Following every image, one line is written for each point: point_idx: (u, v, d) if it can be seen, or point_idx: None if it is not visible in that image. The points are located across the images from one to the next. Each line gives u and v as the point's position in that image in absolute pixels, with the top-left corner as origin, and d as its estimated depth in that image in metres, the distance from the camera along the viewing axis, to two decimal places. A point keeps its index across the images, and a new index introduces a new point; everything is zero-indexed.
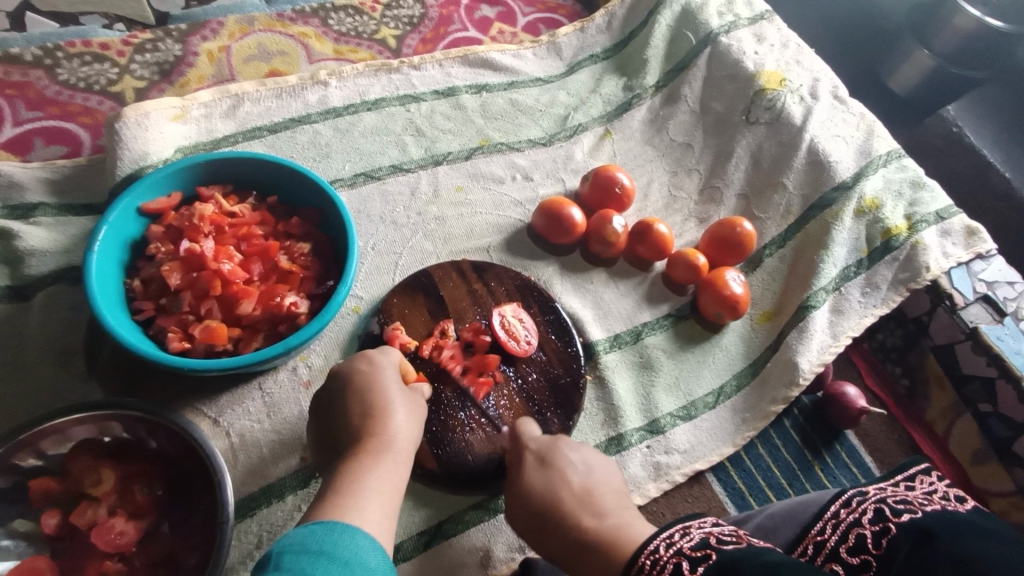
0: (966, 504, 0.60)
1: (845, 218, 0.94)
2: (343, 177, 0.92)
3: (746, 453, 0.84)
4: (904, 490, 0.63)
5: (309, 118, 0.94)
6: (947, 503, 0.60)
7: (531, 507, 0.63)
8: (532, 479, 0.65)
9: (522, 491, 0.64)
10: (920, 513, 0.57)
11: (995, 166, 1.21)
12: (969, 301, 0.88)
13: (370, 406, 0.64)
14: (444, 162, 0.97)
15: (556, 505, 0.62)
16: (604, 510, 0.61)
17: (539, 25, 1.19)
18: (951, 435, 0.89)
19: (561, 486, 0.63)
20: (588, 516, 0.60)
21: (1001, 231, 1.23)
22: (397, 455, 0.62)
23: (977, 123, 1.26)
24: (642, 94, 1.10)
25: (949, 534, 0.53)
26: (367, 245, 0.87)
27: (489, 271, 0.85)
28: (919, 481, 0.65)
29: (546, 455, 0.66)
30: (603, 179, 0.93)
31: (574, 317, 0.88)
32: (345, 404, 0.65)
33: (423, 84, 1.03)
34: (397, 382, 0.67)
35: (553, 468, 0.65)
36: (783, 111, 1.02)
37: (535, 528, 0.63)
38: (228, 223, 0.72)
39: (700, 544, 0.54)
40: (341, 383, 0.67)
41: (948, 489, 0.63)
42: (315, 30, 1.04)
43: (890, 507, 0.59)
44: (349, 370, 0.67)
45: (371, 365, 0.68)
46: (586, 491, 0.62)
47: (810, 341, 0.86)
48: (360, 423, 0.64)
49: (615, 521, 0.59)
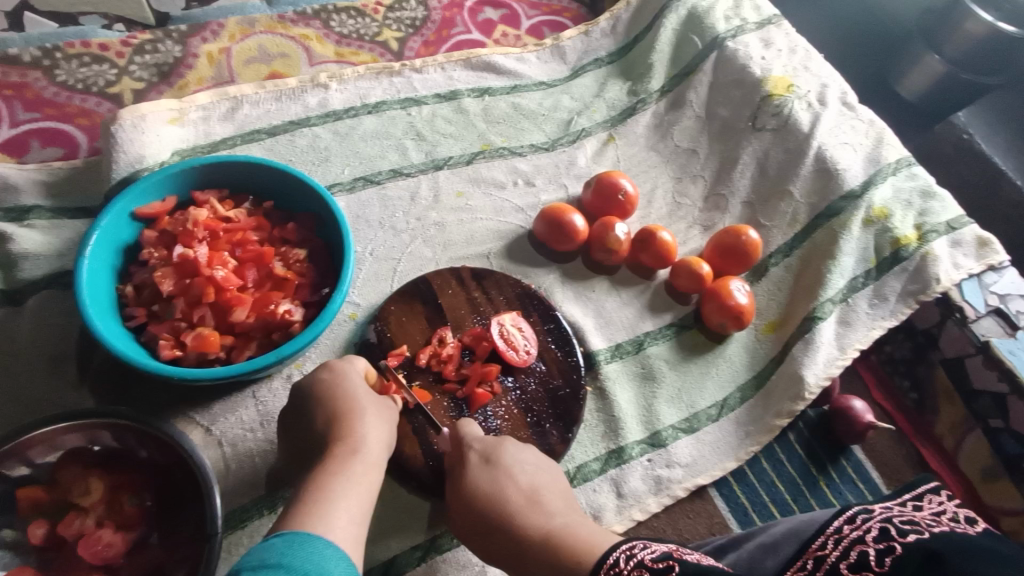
0: (977, 526, 0.57)
1: (853, 227, 0.92)
2: (342, 181, 0.90)
3: (749, 467, 0.82)
4: (911, 510, 0.60)
5: (309, 121, 0.93)
6: (956, 526, 0.57)
7: (476, 508, 0.63)
8: (477, 478, 0.64)
9: (467, 491, 0.64)
10: (927, 534, 0.54)
11: (1007, 175, 1.19)
12: (980, 314, 0.86)
13: (334, 411, 0.64)
14: (445, 167, 0.96)
15: (504, 507, 0.62)
16: (552, 512, 0.61)
17: (543, 28, 1.18)
18: (960, 451, 0.87)
19: (508, 486, 0.63)
20: (535, 515, 0.61)
21: (1012, 240, 1.21)
22: (368, 458, 0.61)
23: (988, 130, 1.24)
24: (647, 99, 1.08)
25: (959, 556, 0.50)
26: (365, 251, 0.86)
27: (489, 279, 0.84)
28: (927, 501, 0.62)
29: (492, 454, 0.66)
30: (607, 185, 0.92)
31: (575, 326, 0.86)
32: (309, 412, 0.64)
33: (425, 87, 1.02)
34: (362, 387, 0.67)
35: (500, 467, 0.65)
36: (790, 117, 1.00)
37: (479, 530, 0.62)
38: (223, 228, 0.71)
39: (662, 556, 0.51)
40: (303, 391, 0.66)
41: (959, 510, 0.60)
42: (316, 33, 1.03)
43: (896, 526, 0.56)
44: (310, 378, 0.66)
45: (333, 372, 0.66)
46: (533, 492, 0.63)
47: (817, 353, 0.84)
48: (325, 429, 0.63)
49: (563, 522, 0.59)
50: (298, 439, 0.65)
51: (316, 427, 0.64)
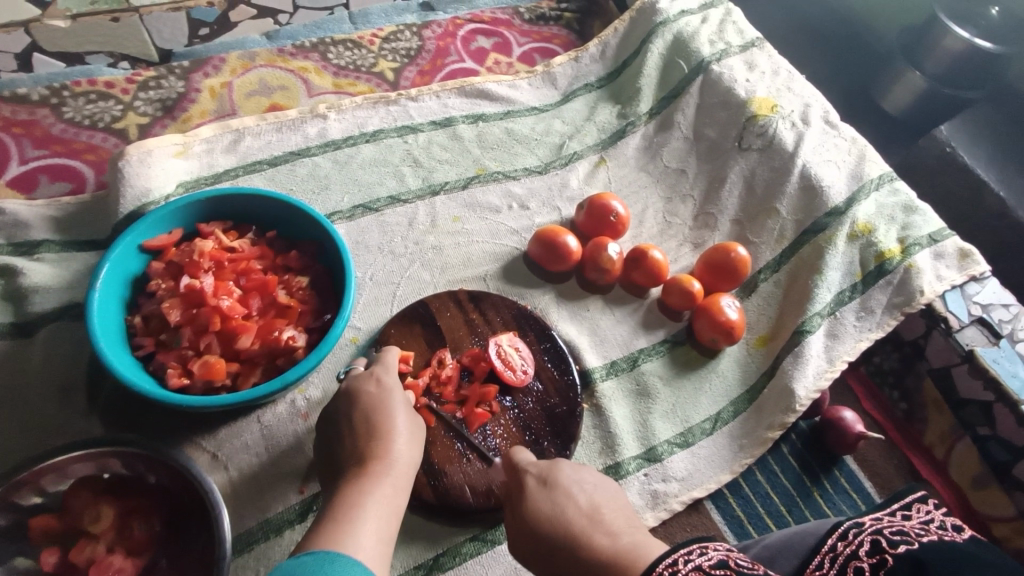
0: (962, 534, 0.59)
1: (838, 242, 0.94)
2: (341, 209, 0.93)
3: (744, 479, 0.84)
4: (899, 520, 0.62)
5: (309, 151, 0.97)
6: (943, 534, 0.59)
7: (541, 532, 0.62)
8: (539, 502, 0.64)
9: (528, 516, 0.63)
10: (917, 545, 0.56)
11: (990, 186, 1.22)
12: (964, 324, 0.89)
13: (373, 429, 0.66)
14: (441, 193, 0.98)
15: (563, 528, 0.60)
16: (616, 530, 0.59)
17: (534, 55, 1.21)
18: (951, 460, 0.90)
19: (568, 505, 0.63)
20: (600, 537, 0.59)
21: (1001, 250, 1.23)
22: (398, 477, 0.63)
23: (971, 142, 1.27)
24: (636, 122, 1.11)
25: (946, 564, 0.52)
26: (365, 276, 0.88)
27: (486, 301, 0.86)
28: (915, 510, 0.64)
29: (548, 477, 0.66)
30: (598, 207, 0.95)
31: (570, 344, 0.88)
32: (350, 426, 0.67)
33: (421, 115, 1.06)
34: (403, 403, 0.69)
35: (558, 489, 0.64)
36: (775, 137, 1.03)
37: (546, 552, 0.61)
38: (228, 258, 0.73)
39: (720, 564, 0.52)
40: (346, 406, 0.69)
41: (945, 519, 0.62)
42: (314, 65, 1.07)
43: (887, 538, 0.58)
44: (356, 392, 0.69)
45: (377, 389, 0.69)
46: (594, 511, 0.62)
47: (806, 366, 0.86)
48: (364, 446, 0.65)
49: (627, 541, 0.58)
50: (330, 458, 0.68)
51: (340, 449, 0.67)
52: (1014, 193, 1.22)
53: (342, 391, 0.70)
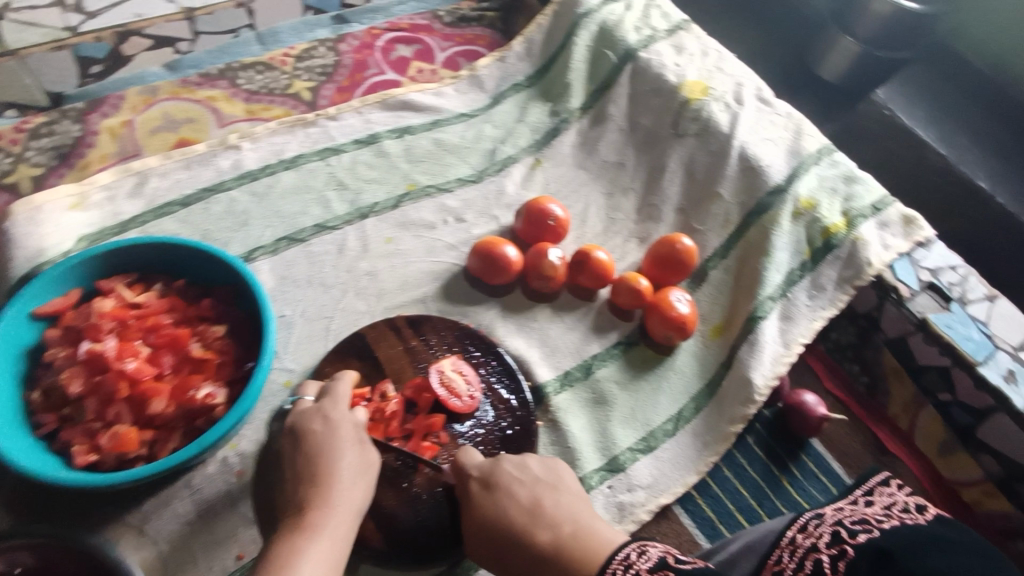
0: (927, 515, 0.56)
1: (782, 222, 0.92)
2: (264, 244, 0.87)
3: (712, 477, 0.81)
4: (862, 507, 0.59)
5: (223, 186, 0.91)
6: (906, 517, 0.56)
7: (484, 534, 0.66)
8: (481, 505, 0.67)
9: (471, 518, 0.67)
10: (877, 532, 0.53)
11: (931, 146, 1.22)
12: (915, 291, 0.87)
13: (312, 472, 0.63)
14: (371, 215, 0.93)
15: (508, 525, 0.64)
16: (560, 520, 0.63)
17: (458, 59, 1.16)
18: (916, 429, 0.89)
19: (511, 505, 0.66)
20: (544, 531, 0.63)
21: (950, 207, 1.22)
22: (336, 522, 0.60)
23: (909, 106, 1.27)
24: (569, 118, 1.07)
25: (905, 552, 0.49)
26: (295, 313, 0.83)
27: (426, 324, 0.82)
28: (878, 493, 0.61)
29: (489, 479, 0.68)
30: (535, 212, 0.91)
31: (520, 359, 0.85)
32: (294, 469, 0.63)
33: (343, 134, 1.00)
34: (353, 441, 0.65)
35: (501, 489, 0.67)
36: (710, 120, 1.00)
37: (493, 550, 0.65)
38: (133, 315, 0.67)
39: (656, 566, 0.54)
40: (292, 444, 0.65)
41: (909, 500, 0.59)
42: (224, 93, 1.01)
43: (847, 528, 0.55)
44: (304, 430, 0.65)
45: (324, 427, 0.65)
46: (536, 506, 0.65)
47: (762, 354, 0.83)
48: (304, 492, 0.62)
49: (572, 530, 0.62)
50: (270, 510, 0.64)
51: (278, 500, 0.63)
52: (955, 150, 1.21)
53: (289, 427, 0.67)
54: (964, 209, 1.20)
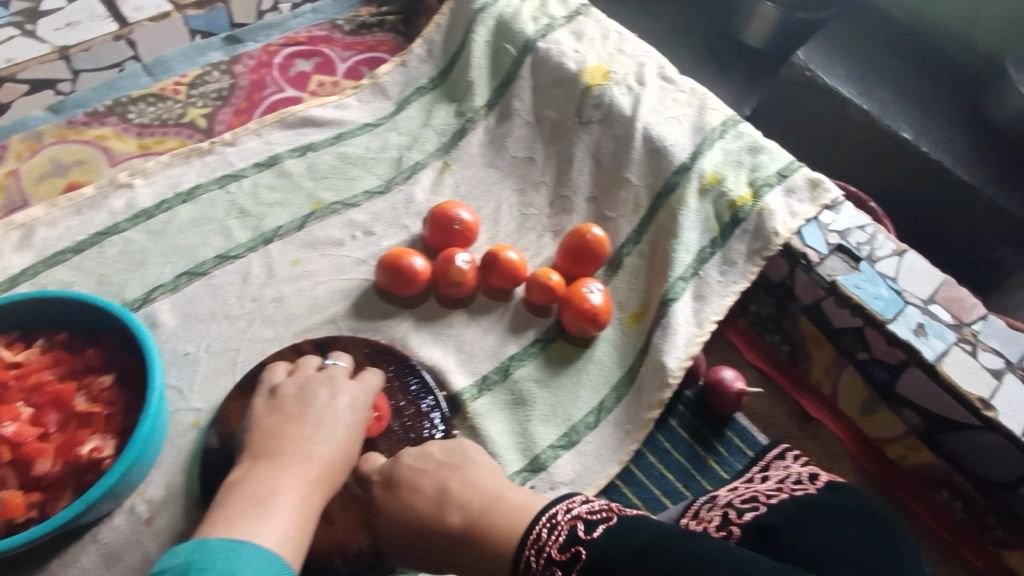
0: (819, 483, 0.59)
1: (689, 200, 0.92)
2: (163, 282, 0.85)
3: (636, 465, 0.82)
4: (757, 484, 0.63)
5: (117, 227, 0.88)
6: (797, 488, 0.59)
7: (400, 528, 0.64)
8: (389, 504, 0.65)
9: (382, 519, 0.65)
10: (762, 509, 0.57)
11: (854, 104, 1.19)
12: (824, 255, 0.86)
13: (305, 426, 0.63)
14: (275, 239, 0.91)
15: (417, 516, 0.62)
16: (468, 497, 0.61)
17: (361, 68, 1.14)
18: (839, 392, 0.91)
19: (415, 498, 0.64)
20: (452, 512, 0.61)
21: (881, 160, 1.20)
22: (315, 479, 0.60)
23: (829, 65, 1.24)
24: (474, 117, 1.06)
25: (786, 527, 0.52)
26: (199, 349, 0.81)
27: (335, 345, 0.80)
28: (774, 468, 0.66)
29: (392, 479, 0.66)
30: (440, 218, 0.90)
31: (436, 369, 0.84)
32: (296, 418, 0.64)
33: (242, 159, 0.98)
34: (353, 421, 0.66)
35: (404, 485, 0.65)
36: (612, 105, 0.99)
37: (410, 541, 0.63)
38: (12, 376, 0.65)
39: (567, 543, 0.51)
40: (310, 399, 0.66)
41: (801, 472, 0.63)
42: (114, 130, 0.98)
43: (735, 509, 0.59)
44: (320, 391, 0.67)
45: (330, 392, 0.67)
46: (441, 491, 0.62)
47: (675, 336, 0.83)
48: (297, 443, 0.62)
49: (479, 507, 0.59)
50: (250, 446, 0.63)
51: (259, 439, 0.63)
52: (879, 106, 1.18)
53: (309, 382, 0.68)
54: (890, 161, 1.19)
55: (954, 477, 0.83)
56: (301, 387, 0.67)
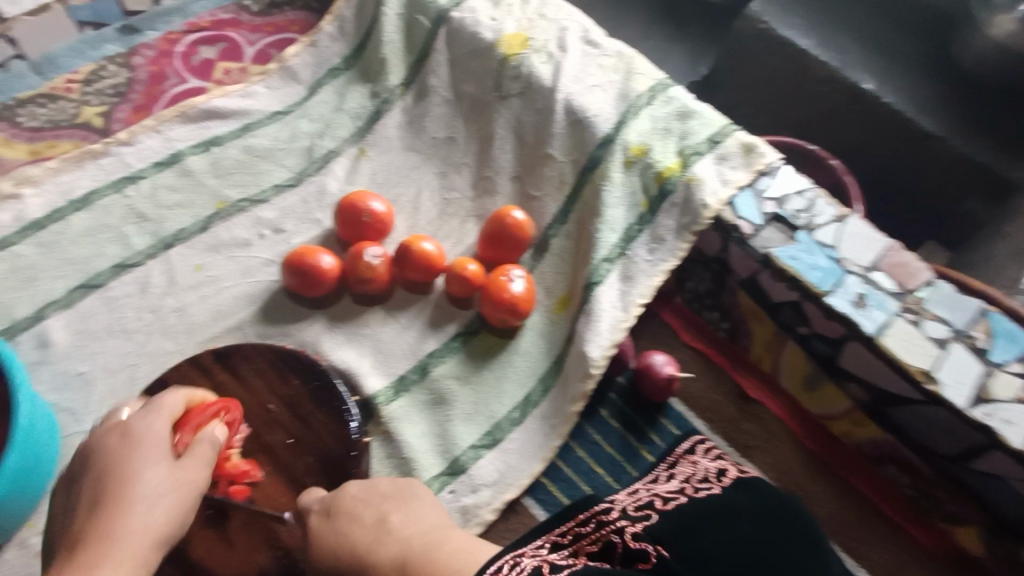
0: (724, 481, 0.59)
1: (613, 175, 0.86)
2: (55, 298, 0.80)
3: (563, 461, 0.78)
4: (661, 484, 0.62)
5: (5, 242, 0.83)
6: (701, 489, 0.59)
7: (331, 571, 0.55)
8: (323, 542, 0.57)
9: (317, 562, 0.57)
10: (657, 516, 0.56)
11: (810, 54, 1.10)
12: (758, 226, 0.81)
13: (105, 497, 0.56)
14: (176, 243, 0.86)
15: (350, 554, 0.55)
16: (406, 529, 0.53)
17: (270, 51, 1.07)
18: (780, 369, 0.87)
19: (353, 529, 0.56)
20: (386, 545, 0.53)
21: (839, 112, 1.12)
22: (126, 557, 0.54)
23: (785, 14, 1.14)
24: (390, 98, 0.99)
25: (679, 538, 0.51)
26: (94, 368, 0.77)
27: (236, 356, 0.75)
28: (682, 465, 0.64)
29: (331, 509, 0.60)
30: (349, 211, 0.84)
31: (349, 373, 0.79)
32: (100, 490, 0.56)
33: (140, 159, 0.91)
34: (170, 470, 0.58)
35: (340, 516, 0.58)
36: (531, 75, 0.93)
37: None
38: None
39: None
40: (111, 459, 0.58)
41: (706, 469, 0.62)
42: (2, 136, 0.92)
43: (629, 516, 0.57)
44: (125, 452, 0.58)
45: (121, 443, 0.59)
46: (380, 524, 0.55)
47: (599, 322, 0.78)
48: (98, 522, 0.55)
49: (420, 542, 0.51)
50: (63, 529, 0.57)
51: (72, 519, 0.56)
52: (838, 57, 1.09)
53: (111, 437, 0.59)
54: (850, 114, 1.11)
55: (901, 451, 0.79)
56: (101, 448, 0.59)
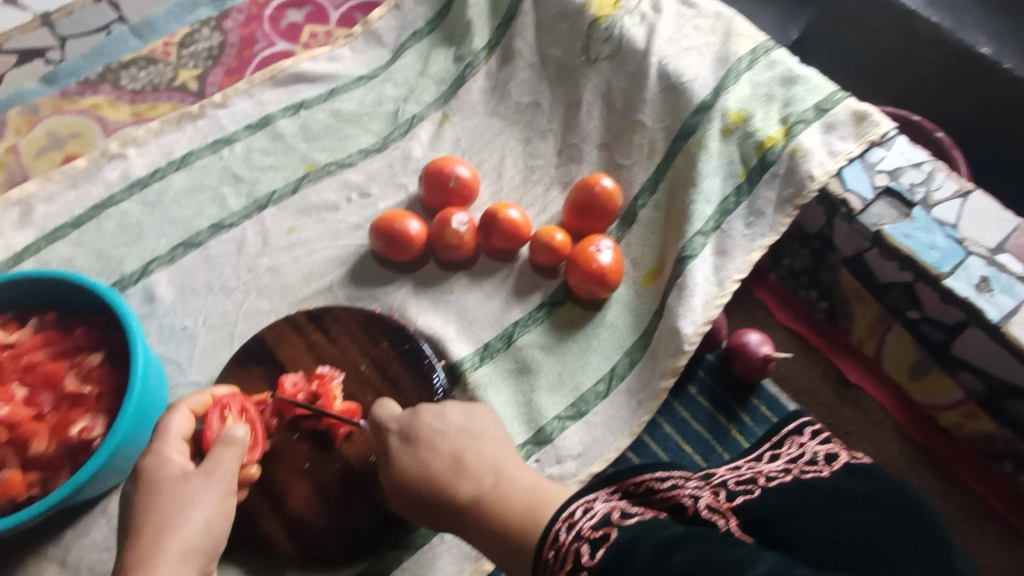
0: (835, 465, 0.54)
1: (710, 143, 0.81)
2: (160, 254, 0.84)
3: (651, 436, 0.78)
4: (765, 463, 0.58)
5: (113, 200, 0.87)
6: (810, 470, 0.55)
7: (412, 490, 0.59)
8: (402, 457, 0.60)
9: (396, 473, 0.60)
10: (756, 493, 0.53)
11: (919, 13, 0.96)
12: (868, 201, 0.75)
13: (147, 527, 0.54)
14: (269, 205, 0.88)
15: (432, 479, 0.58)
16: (483, 471, 0.57)
17: (354, 14, 1.06)
18: (884, 353, 0.82)
19: (432, 459, 0.59)
20: (464, 482, 0.57)
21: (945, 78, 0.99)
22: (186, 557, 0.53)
23: None
24: (475, 61, 0.97)
25: (789, 518, 0.49)
26: (197, 323, 0.80)
27: (329, 317, 0.77)
28: (788, 444, 0.60)
29: (409, 431, 0.61)
30: (435, 175, 0.84)
31: (434, 338, 0.80)
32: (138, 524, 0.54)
33: (234, 122, 0.93)
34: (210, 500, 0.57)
35: (419, 441, 0.60)
36: (623, 38, 0.89)
37: (425, 507, 0.59)
38: (5, 356, 0.66)
39: (600, 522, 0.48)
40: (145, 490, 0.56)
41: (817, 450, 0.57)
42: (107, 98, 0.95)
43: (728, 489, 0.54)
44: (162, 479, 0.56)
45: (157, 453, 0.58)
46: (456, 457, 0.58)
47: (692, 298, 0.76)
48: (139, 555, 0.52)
49: (493, 483, 0.56)
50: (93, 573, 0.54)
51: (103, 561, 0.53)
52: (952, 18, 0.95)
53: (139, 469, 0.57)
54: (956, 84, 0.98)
55: (1017, 448, 0.74)
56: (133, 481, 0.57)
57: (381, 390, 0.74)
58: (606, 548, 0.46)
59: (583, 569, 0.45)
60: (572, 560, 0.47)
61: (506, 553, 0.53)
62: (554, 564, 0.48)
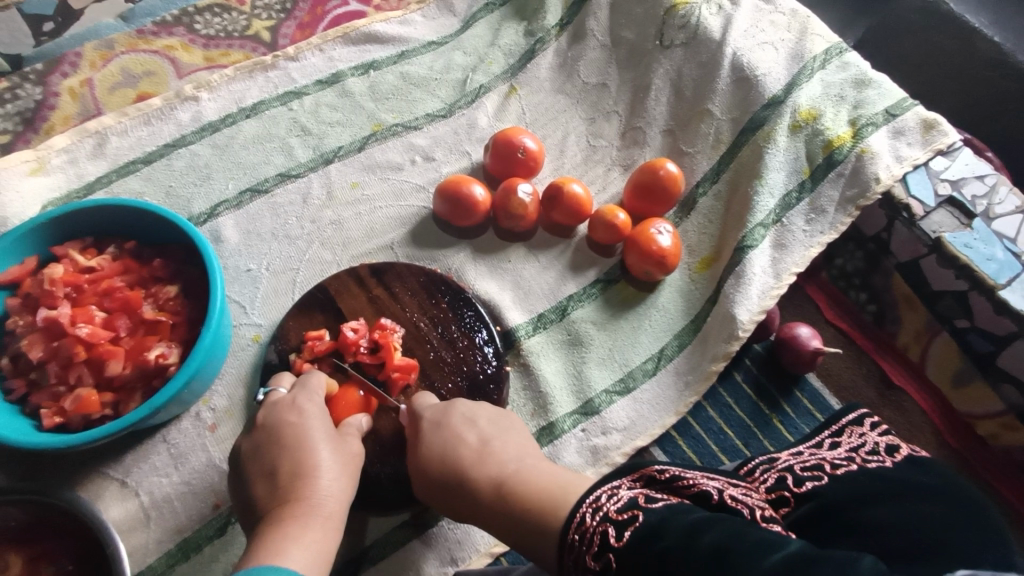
0: (897, 457, 0.55)
1: (778, 138, 0.82)
2: (227, 198, 0.86)
3: (694, 418, 0.81)
4: (826, 450, 0.59)
5: (184, 140, 0.88)
6: (872, 460, 0.55)
7: (435, 475, 0.61)
8: (430, 443, 0.62)
9: (423, 459, 0.62)
10: (826, 480, 0.54)
11: (982, 32, 0.93)
12: (930, 208, 0.77)
13: (281, 470, 0.58)
14: (335, 159, 0.90)
15: (454, 464, 0.60)
16: (505, 458, 0.58)
17: None
18: (927, 359, 0.83)
19: (459, 444, 0.61)
20: (488, 467, 0.58)
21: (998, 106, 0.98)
22: (314, 499, 0.56)
23: None
24: (545, 37, 0.98)
25: (857, 508, 0.51)
26: (261, 267, 0.82)
27: (391, 273, 0.79)
28: (848, 433, 0.60)
29: (441, 418, 0.64)
30: (503, 145, 0.85)
31: (490, 304, 0.81)
32: (270, 464, 0.58)
33: (304, 75, 0.95)
34: (327, 434, 0.61)
35: (449, 428, 0.63)
36: (699, 26, 0.90)
37: (443, 493, 0.60)
38: (86, 280, 0.68)
39: (626, 505, 0.49)
40: (266, 441, 0.60)
41: (879, 440, 0.58)
42: (181, 40, 0.96)
43: (794, 475, 0.56)
44: (276, 424, 0.61)
45: (297, 413, 0.62)
46: (484, 444, 0.60)
47: (749, 287, 0.78)
48: (285, 488, 0.57)
49: (515, 469, 0.57)
50: (243, 515, 0.59)
51: (248, 502, 0.58)
52: (1015, 37, 0.93)
53: (258, 420, 0.62)
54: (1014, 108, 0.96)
55: None
56: (254, 430, 0.62)
57: (439, 348, 0.75)
58: (632, 531, 0.47)
59: (610, 550, 0.47)
60: (598, 543, 0.48)
61: (524, 532, 0.53)
62: (580, 546, 0.49)
